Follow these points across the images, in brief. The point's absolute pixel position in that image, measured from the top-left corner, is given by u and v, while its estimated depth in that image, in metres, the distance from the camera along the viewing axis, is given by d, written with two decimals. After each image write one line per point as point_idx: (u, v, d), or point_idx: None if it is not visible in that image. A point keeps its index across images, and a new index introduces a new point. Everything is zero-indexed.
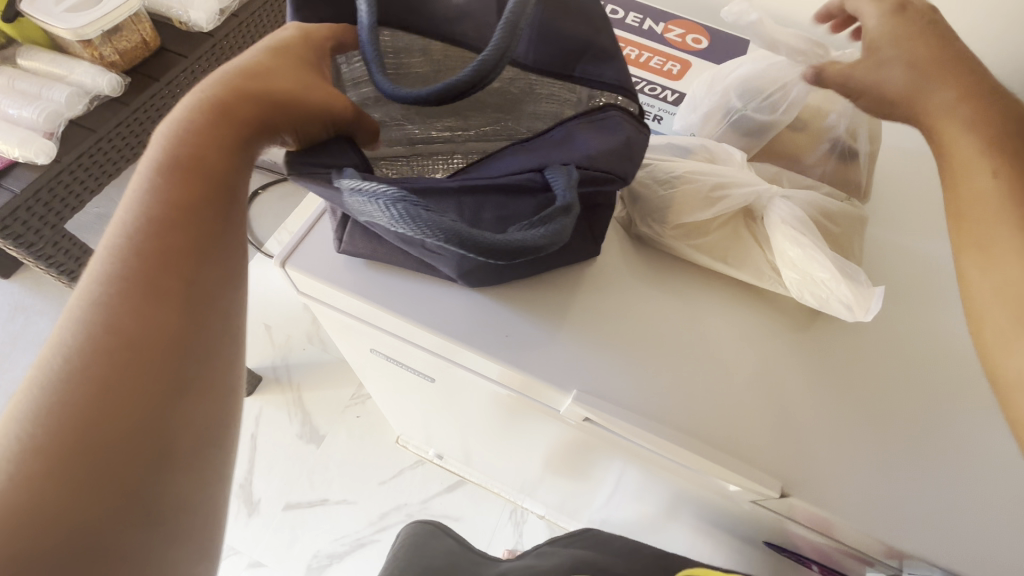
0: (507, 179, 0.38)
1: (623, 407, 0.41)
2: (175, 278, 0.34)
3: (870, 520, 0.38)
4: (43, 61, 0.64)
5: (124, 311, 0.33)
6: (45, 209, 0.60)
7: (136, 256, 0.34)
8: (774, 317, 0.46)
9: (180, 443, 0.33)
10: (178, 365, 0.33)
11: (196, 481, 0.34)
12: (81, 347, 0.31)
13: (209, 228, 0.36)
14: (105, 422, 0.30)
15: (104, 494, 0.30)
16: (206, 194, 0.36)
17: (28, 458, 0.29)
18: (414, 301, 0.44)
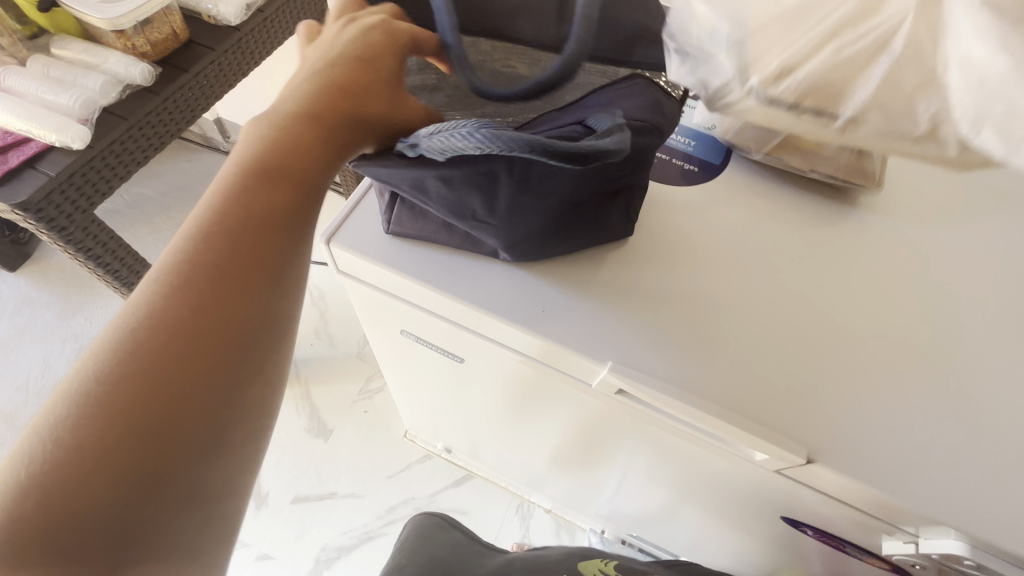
0: (554, 132, 0.38)
1: (655, 379, 0.43)
2: (251, 278, 0.37)
3: (892, 485, 0.40)
4: (76, 50, 0.65)
5: (189, 296, 0.35)
6: (77, 194, 0.61)
7: (219, 246, 0.36)
8: (796, 295, 0.48)
9: (220, 430, 0.35)
10: (232, 362, 0.36)
11: (229, 474, 0.37)
12: (164, 324, 0.34)
13: (271, 229, 0.38)
14: (179, 401, 0.33)
15: (165, 466, 0.33)
16: (292, 195, 0.39)
17: (91, 417, 0.32)
18: (455, 277, 0.46)
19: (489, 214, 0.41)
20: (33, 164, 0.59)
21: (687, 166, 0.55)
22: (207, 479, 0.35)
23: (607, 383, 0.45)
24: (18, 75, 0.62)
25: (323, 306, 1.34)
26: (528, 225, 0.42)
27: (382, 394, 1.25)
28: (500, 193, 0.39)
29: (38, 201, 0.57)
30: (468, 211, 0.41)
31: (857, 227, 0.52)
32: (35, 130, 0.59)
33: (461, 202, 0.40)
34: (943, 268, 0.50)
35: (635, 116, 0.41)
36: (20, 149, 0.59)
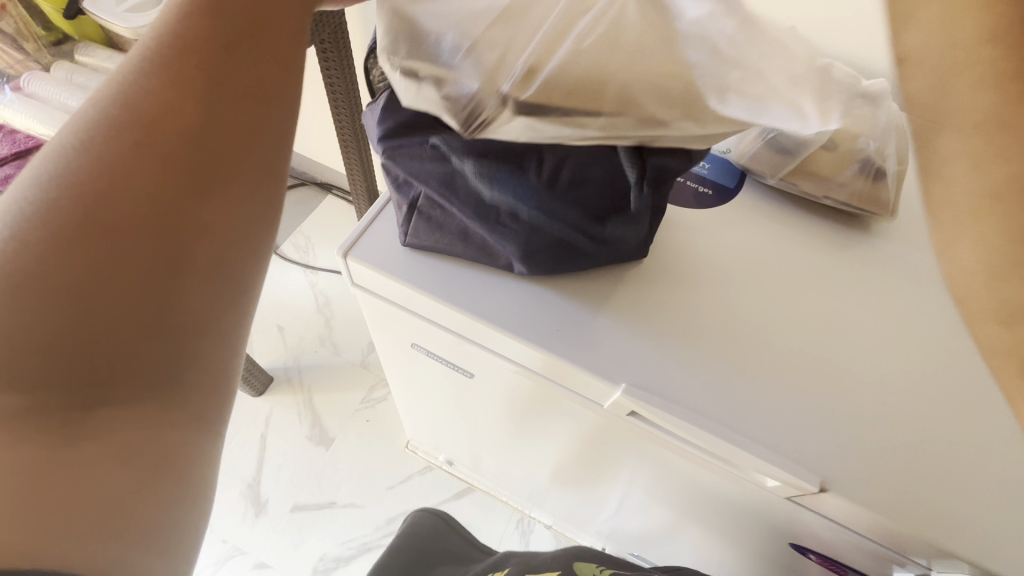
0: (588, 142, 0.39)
1: (669, 403, 0.43)
2: (200, 164, 0.35)
3: (904, 518, 0.40)
4: (99, 57, 0.66)
5: (144, 185, 0.34)
6: None
7: (159, 117, 0.35)
8: (811, 323, 0.48)
9: (190, 336, 0.35)
10: (188, 253, 0.35)
11: (180, 401, 0.36)
12: (96, 184, 0.33)
13: (233, 140, 0.36)
14: (112, 266, 0.33)
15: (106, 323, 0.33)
16: (266, 71, 0.37)
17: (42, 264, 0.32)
18: (469, 292, 0.47)
19: (514, 219, 0.42)
20: None
21: (701, 188, 0.55)
22: (175, 390, 0.35)
23: (620, 404, 0.45)
24: (41, 80, 0.63)
25: (328, 314, 1.34)
26: (547, 238, 0.42)
27: (384, 404, 1.25)
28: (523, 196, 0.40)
29: None
30: (493, 214, 0.42)
31: (870, 254, 0.52)
32: (57, 135, 0.60)
33: (488, 205, 0.42)
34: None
35: None
36: (40, 153, 0.60)
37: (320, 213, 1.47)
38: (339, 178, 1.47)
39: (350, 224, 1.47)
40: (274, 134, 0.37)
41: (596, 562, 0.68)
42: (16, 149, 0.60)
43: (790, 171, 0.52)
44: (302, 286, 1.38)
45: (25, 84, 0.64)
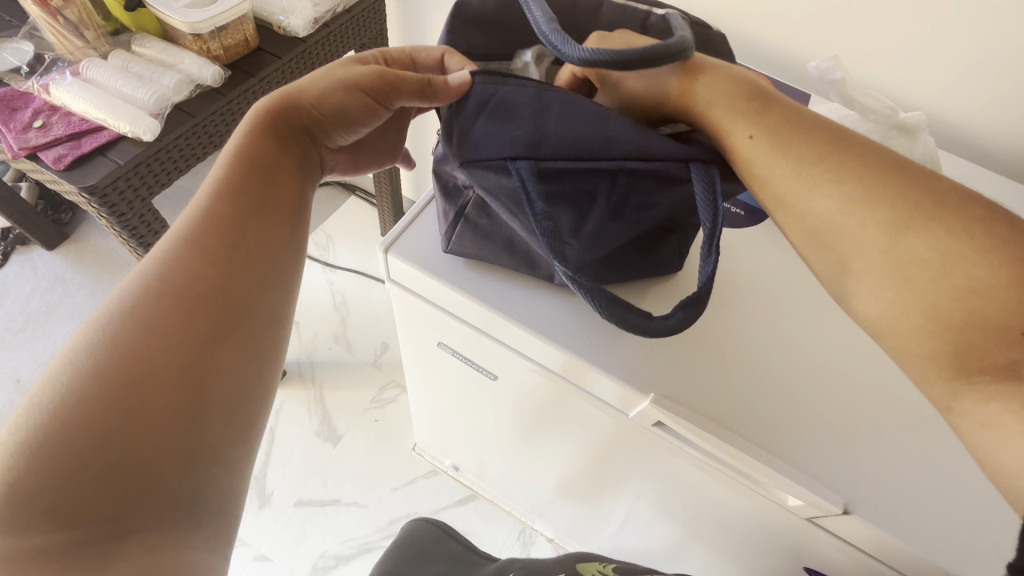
0: (663, 163, 0.39)
1: (696, 416, 0.44)
2: (228, 248, 0.41)
3: (931, 549, 0.40)
4: (155, 48, 0.69)
5: (183, 272, 0.39)
6: (140, 182, 0.64)
7: (204, 227, 0.41)
8: (840, 346, 0.48)
9: (216, 405, 0.37)
10: (222, 331, 0.39)
11: (204, 453, 0.36)
12: (148, 297, 0.38)
13: (256, 236, 0.43)
14: (154, 363, 0.36)
15: (134, 419, 0.34)
16: (268, 188, 0.45)
17: (84, 387, 0.34)
18: (506, 296, 0.48)
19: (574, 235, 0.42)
20: (103, 151, 0.62)
21: (733, 209, 0.56)
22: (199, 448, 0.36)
23: (646, 414, 0.46)
24: (98, 67, 0.66)
25: (344, 312, 1.36)
26: (600, 251, 0.44)
27: (394, 404, 1.26)
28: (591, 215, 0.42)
29: (104, 187, 0.60)
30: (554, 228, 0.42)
31: None
32: (110, 119, 0.62)
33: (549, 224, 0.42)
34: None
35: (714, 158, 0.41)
36: (93, 136, 0.62)
37: (343, 214, 1.50)
38: (363, 180, 1.50)
39: (372, 226, 1.49)
40: (283, 239, 0.45)
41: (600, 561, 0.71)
42: (70, 131, 0.62)
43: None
44: (321, 283, 1.40)
45: (84, 70, 0.66)
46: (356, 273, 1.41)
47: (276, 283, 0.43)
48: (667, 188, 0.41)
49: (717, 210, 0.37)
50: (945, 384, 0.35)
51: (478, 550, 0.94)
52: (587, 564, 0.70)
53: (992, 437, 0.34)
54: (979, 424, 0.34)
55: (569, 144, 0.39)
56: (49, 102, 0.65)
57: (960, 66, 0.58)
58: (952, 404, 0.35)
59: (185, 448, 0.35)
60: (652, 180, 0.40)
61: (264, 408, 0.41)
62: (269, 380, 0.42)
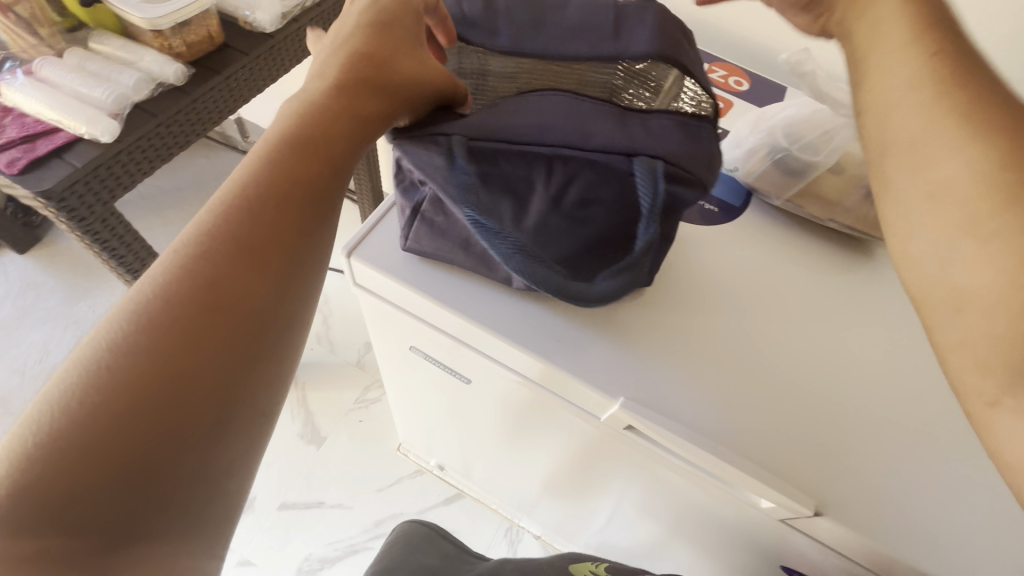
0: (601, 155, 0.40)
1: (666, 418, 0.43)
2: (269, 245, 0.36)
3: (898, 546, 0.39)
4: (113, 46, 0.67)
5: (213, 270, 0.34)
6: (101, 186, 0.62)
7: (241, 217, 0.35)
8: (810, 343, 0.48)
9: (240, 420, 0.33)
10: (253, 339, 0.34)
11: (218, 477, 0.32)
12: (179, 295, 0.33)
13: (293, 232, 0.37)
14: (184, 372, 0.31)
15: (162, 435, 0.30)
16: (319, 175, 0.38)
17: (103, 387, 0.30)
18: (474, 303, 0.47)
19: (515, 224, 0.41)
20: (60, 153, 0.59)
21: (707, 206, 0.56)
22: (207, 467, 0.32)
23: (617, 418, 0.46)
24: (53, 66, 0.64)
25: (327, 312, 1.34)
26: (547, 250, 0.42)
27: (378, 404, 1.25)
28: (533, 207, 0.41)
29: (61, 191, 0.58)
30: (493, 216, 0.41)
31: (873, 278, 0.52)
32: (66, 121, 0.60)
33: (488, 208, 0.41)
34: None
35: (679, 160, 0.41)
36: (48, 138, 0.60)
37: None
38: None
39: (353, 223, 1.47)
40: (321, 234, 0.39)
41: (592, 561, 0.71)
42: (24, 133, 0.59)
43: (796, 190, 0.53)
44: None
45: (38, 68, 0.64)
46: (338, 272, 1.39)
47: (307, 289, 0.38)
48: (609, 177, 0.40)
49: (657, 189, 0.39)
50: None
51: (472, 550, 0.94)
52: (578, 565, 0.70)
53: None
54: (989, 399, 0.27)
55: (506, 130, 0.40)
56: (2, 103, 0.62)
57: None
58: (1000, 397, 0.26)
59: (203, 466, 0.31)
60: (596, 172, 0.40)
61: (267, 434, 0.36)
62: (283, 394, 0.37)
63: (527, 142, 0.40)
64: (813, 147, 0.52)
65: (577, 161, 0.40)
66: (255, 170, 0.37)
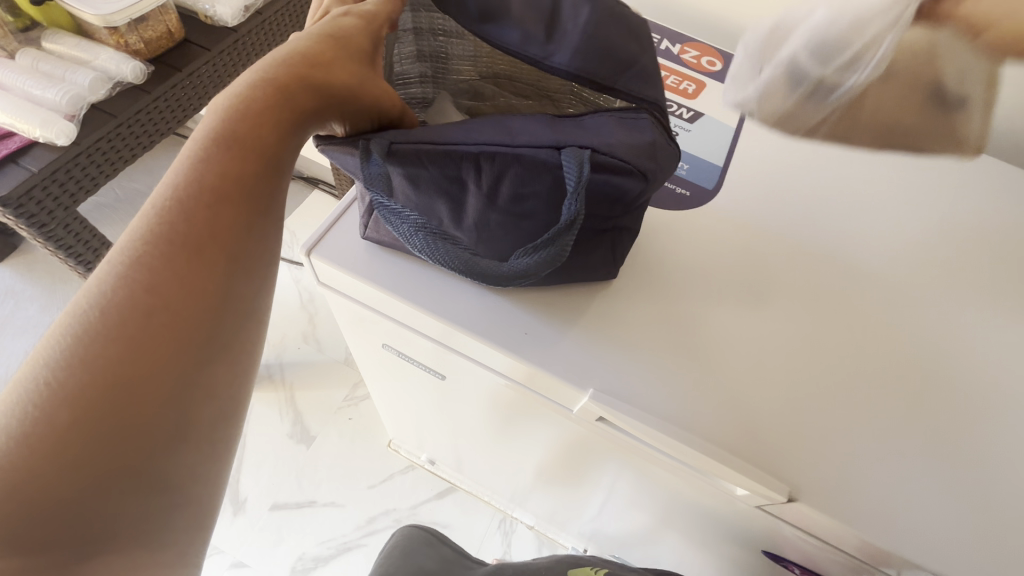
0: (527, 149, 0.35)
1: (638, 409, 0.43)
2: (215, 245, 0.34)
3: (873, 530, 0.39)
4: (68, 45, 0.65)
5: (154, 277, 0.32)
6: (60, 190, 0.60)
7: (181, 219, 0.34)
8: (783, 327, 0.47)
9: (200, 424, 0.33)
10: (202, 344, 0.33)
11: (178, 483, 0.32)
12: (118, 305, 0.31)
13: (236, 230, 0.35)
14: (129, 388, 0.30)
15: (113, 454, 0.29)
16: (257, 171, 0.37)
17: (49, 405, 0.29)
18: (446, 302, 0.46)
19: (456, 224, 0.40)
20: (15, 158, 0.58)
21: (678, 190, 0.55)
22: (174, 470, 0.32)
23: (589, 410, 0.45)
24: (6, 68, 0.62)
25: (312, 310, 1.33)
26: (491, 245, 0.42)
27: (368, 401, 1.24)
28: (469, 204, 0.39)
29: (17, 197, 0.56)
30: (434, 216, 0.41)
31: (847, 261, 0.51)
32: (20, 124, 0.58)
33: (427, 208, 0.40)
34: (942, 307, 0.49)
35: (618, 154, 0.37)
36: (2, 143, 0.58)
37: (305, 207, 1.46)
38: (326, 173, 1.46)
39: None
40: (266, 230, 0.37)
41: (592, 567, 0.70)
42: None
43: (836, 113, 0.53)
44: (287, 281, 1.36)
45: None
46: None
47: (257, 284, 0.37)
48: (541, 174, 0.36)
49: (582, 172, 0.34)
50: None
51: (469, 556, 0.95)
52: (576, 569, 0.70)
53: None
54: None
55: (425, 132, 0.37)
56: None
57: None
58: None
59: (160, 474, 0.31)
60: (522, 167, 0.36)
61: (239, 428, 0.36)
62: (246, 389, 0.36)
63: (451, 142, 0.36)
64: (837, 55, 0.50)
65: (505, 160, 0.35)
66: (191, 170, 0.35)
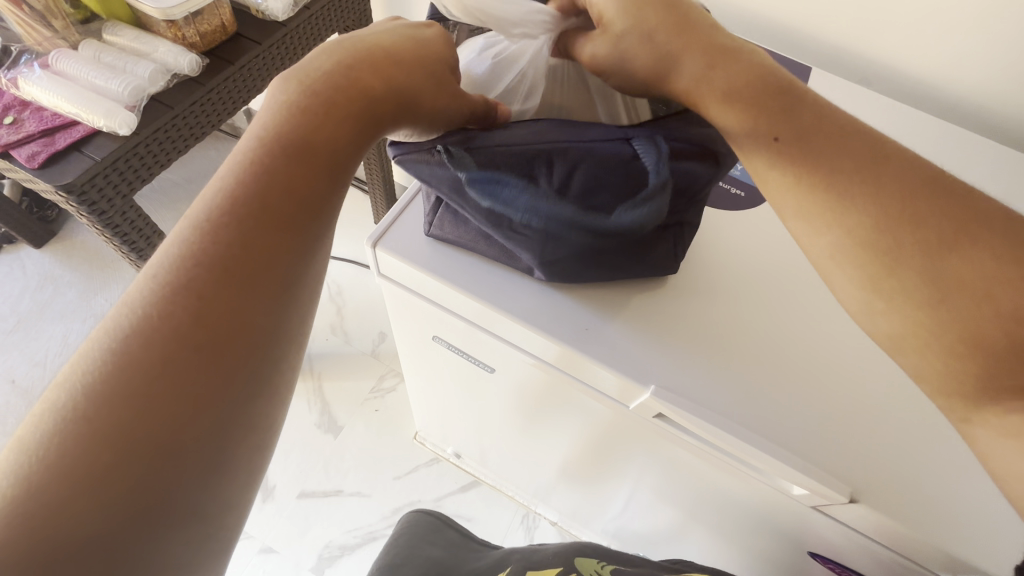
0: (598, 145, 0.38)
1: (697, 406, 0.44)
2: (256, 267, 0.32)
3: (933, 533, 0.40)
4: (127, 37, 0.66)
5: (195, 300, 0.30)
6: (120, 178, 0.62)
7: (222, 238, 0.31)
8: (842, 331, 0.47)
9: (234, 453, 0.31)
10: (240, 375, 0.31)
11: (211, 511, 0.30)
12: (158, 329, 0.29)
13: (281, 249, 0.33)
14: (165, 425, 0.28)
15: (145, 491, 0.28)
16: (308, 179, 0.33)
17: (84, 435, 0.27)
18: (506, 296, 0.47)
19: (526, 228, 0.40)
20: (79, 147, 0.59)
21: (732, 191, 0.56)
22: (194, 495, 0.29)
23: (646, 406, 0.46)
24: (69, 59, 0.63)
25: (340, 302, 1.34)
26: (561, 249, 0.42)
27: (394, 393, 1.25)
28: (540, 201, 0.39)
29: (81, 184, 0.58)
30: (505, 222, 0.40)
31: None
32: (84, 114, 0.59)
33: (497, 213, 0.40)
34: None
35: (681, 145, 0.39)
36: (67, 131, 0.60)
37: None
38: None
39: (364, 214, 1.47)
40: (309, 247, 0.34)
41: (598, 558, 0.67)
42: (43, 127, 0.59)
43: None
44: None
45: (53, 61, 0.63)
46: (351, 263, 1.40)
47: (298, 305, 0.34)
48: (614, 166, 0.37)
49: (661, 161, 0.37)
50: (950, 390, 0.35)
51: (474, 538, 0.96)
52: (583, 560, 0.65)
53: (1005, 440, 0.34)
54: (999, 434, 0.34)
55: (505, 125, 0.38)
56: (20, 97, 0.62)
57: (962, 33, 0.57)
58: (969, 416, 0.35)
59: (193, 504, 0.29)
60: (593, 160, 0.37)
61: (262, 455, 0.34)
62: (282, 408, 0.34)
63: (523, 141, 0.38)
64: None
65: (578, 156, 0.37)
66: (238, 182, 0.33)
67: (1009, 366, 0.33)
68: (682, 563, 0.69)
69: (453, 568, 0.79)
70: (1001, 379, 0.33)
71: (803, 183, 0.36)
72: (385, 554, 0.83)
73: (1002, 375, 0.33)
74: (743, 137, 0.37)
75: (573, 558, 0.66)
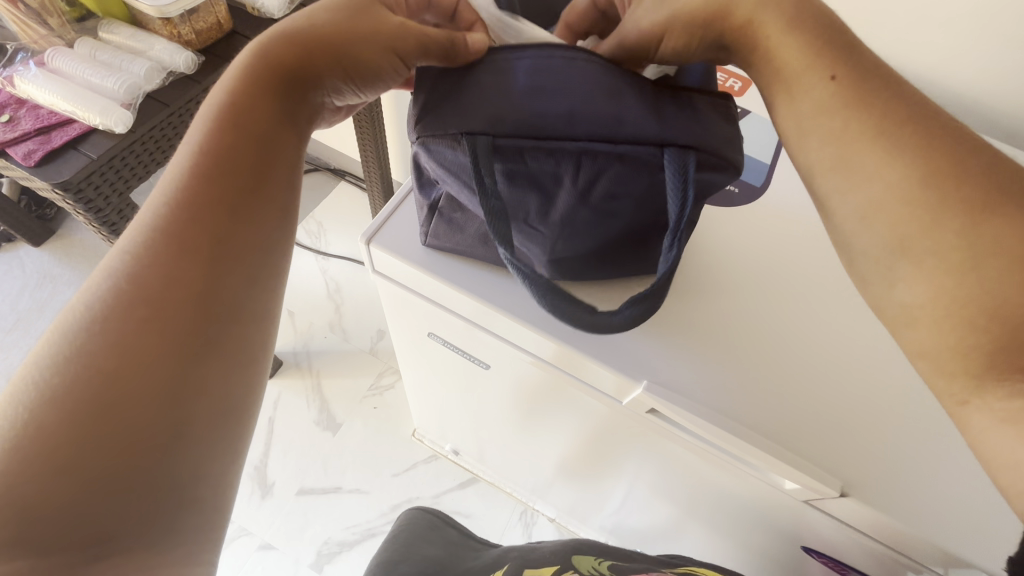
0: (629, 147, 0.37)
1: (690, 401, 0.44)
2: (209, 236, 0.35)
3: (924, 526, 0.41)
4: (123, 35, 0.66)
5: (158, 271, 0.33)
6: (116, 176, 0.62)
7: (176, 216, 0.35)
8: (838, 327, 0.47)
9: (200, 416, 0.33)
10: (201, 333, 0.34)
11: (186, 477, 0.32)
12: (125, 298, 0.32)
13: (231, 221, 0.36)
14: (122, 386, 0.31)
15: (111, 451, 0.30)
16: (244, 159, 0.37)
17: (54, 405, 0.30)
18: (503, 294, 0.47)
19: (542, 220, 0.43)
20: (75, 145, 0.59)
21: (727, 186, 0.55)
22: (171, 467, 0.31)
23: (640, 402, 0.47)
24: (64, 57, 0.63)
25: (339, 300, 1.35)
26: (571, 241, 0.44)
27: (392, 391, 1.25)
28: (560, 200, 0.40)
29: (78, 182, 0.58)
30: (520, 214, 0.43)
31: None
32: (80, 112, 0.60)
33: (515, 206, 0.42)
34: None
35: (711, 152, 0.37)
36: (63, 129, 0.60)
37: (333, 201, 1.48)
38: (352, 166, 1.48)
39: (362, 211, 1.47)
40: (262, 222, 0.37)
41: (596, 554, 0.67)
42: (38, 125, 0.60)
43: None
44: (314, 272, 1.38)
45: (49, 59, 0.64)
46: (349, 261, 1.40)
47: (258, 274, 0.37)
48: (641, 174, 0.38)
49: (688, 181, 0.36)
50: (948, 378, 0.33)
51: (475, 535, 0.96)
52: (581, 556, 0.66)
53: None
54: (998, 420, 0.32)
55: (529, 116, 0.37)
56: (16, 95, 0.62)
57: (956, 26, 0.57)
58: (968, 398, 0.33)
59: (163, 468, 0.31)
60: (624, 165, 0.38)
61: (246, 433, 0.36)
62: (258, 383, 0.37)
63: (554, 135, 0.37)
64: None
65: (610, 164, 0.37)
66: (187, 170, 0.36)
67: (1002, 353, 0.31)
68: (678, 558, 0.69)
69: (450, 565, 0.79)
70: (999, 364, 0.31)
71: (840, 136, 0.35)
72: (384, 550, 0.84)
73: (998, 364, 0.32)
74: (799, 64, 0.36)
75: (570, 555, 0.66)
